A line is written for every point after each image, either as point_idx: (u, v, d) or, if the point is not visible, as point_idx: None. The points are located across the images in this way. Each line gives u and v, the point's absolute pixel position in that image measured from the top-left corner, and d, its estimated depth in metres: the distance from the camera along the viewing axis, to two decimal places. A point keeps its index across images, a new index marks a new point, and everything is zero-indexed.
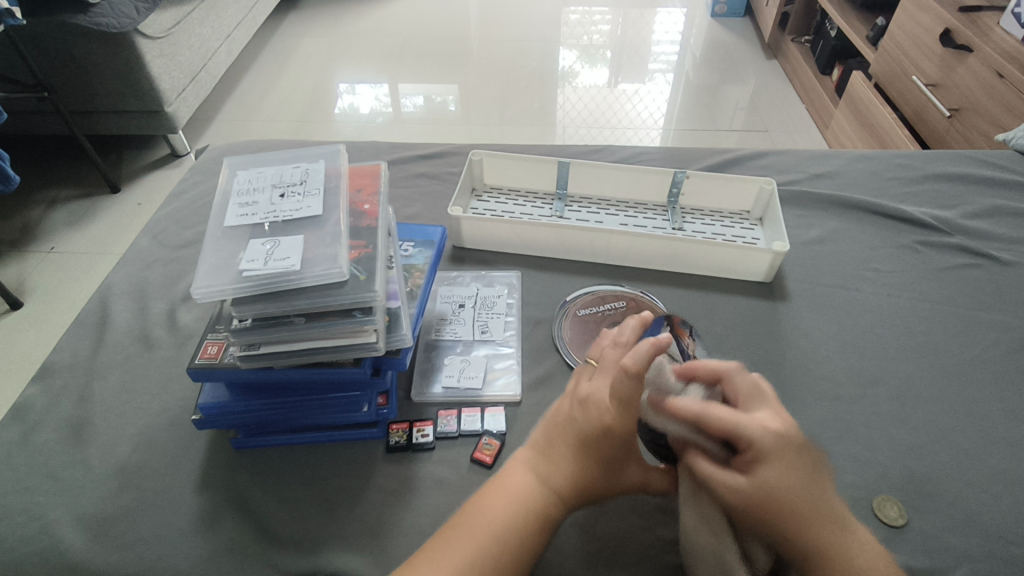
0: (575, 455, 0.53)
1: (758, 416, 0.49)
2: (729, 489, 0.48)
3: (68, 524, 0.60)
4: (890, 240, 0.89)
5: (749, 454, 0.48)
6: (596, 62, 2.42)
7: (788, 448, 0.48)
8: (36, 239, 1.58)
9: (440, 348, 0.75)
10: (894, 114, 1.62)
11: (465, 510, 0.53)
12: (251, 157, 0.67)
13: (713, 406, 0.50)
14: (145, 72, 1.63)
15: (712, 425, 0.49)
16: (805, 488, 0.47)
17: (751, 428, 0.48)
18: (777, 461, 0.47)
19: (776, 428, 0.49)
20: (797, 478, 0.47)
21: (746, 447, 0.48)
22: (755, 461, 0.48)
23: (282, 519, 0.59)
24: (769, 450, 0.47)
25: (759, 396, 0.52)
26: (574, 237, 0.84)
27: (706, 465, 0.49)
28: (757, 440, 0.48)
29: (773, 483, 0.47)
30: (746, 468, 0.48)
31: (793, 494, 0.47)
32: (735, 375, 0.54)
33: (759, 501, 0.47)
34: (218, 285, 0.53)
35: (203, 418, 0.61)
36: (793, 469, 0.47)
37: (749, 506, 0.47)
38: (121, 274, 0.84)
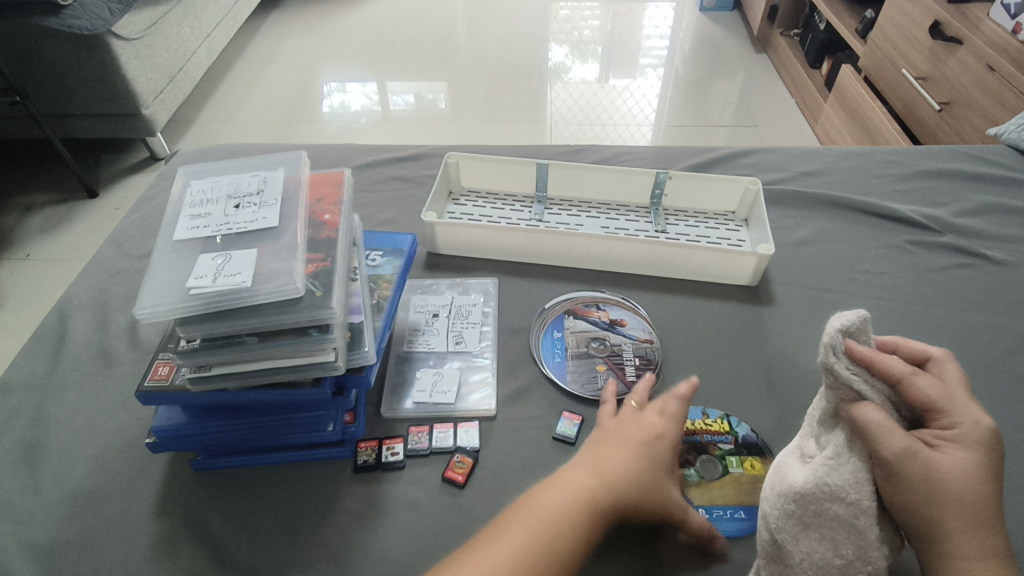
0: (632, 458, 0.54)
1: (971, 405, 0.48)
2: (919, 456, 0.46)
3: (16, 554, 0.56)
4: (879, 240, 0.87)
5: (942, 432, 0.47)
6: (586, 57, 2.38)
7: (985, 446, 0.46)
8: (11, 246, 1.54)
9: (413, 360, 0.72)
10: (884, 108, 1.59)
11: (527, 497, 0.52)
12: (208, 165, 0.64)
13: (920, 376, 0.48)
14: (120, 74, 1.59)
15: (918, 394, 0.48)
16: (988, 488, 0.45)
17: (963, 415, 0.47)
18: (972, 451, 0.46)
19: (988, 424, 0.47)
20: (988, 476, 0.46)
21: (945, 425, 0.47)
22: (945, 441, 0.47)
23: (244, 545, 0.56)
24: (968, 438, 0.46)
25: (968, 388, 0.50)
26: (552, 242, 0.81)
27: (875, 416, 0.47)
28: (963, 424, 0.47)
29: (958, 467, 0.45)
30: (933, 442, 0.47)
31: (977, 489, 0.45)
32: (947, 360, 0.52)
33: (934, 476, 0.45)
34: (163, 304, 0.49)
35: (158, 442, 0.58)
36: (984, 466, 0.46)
37: (931, 482, 0.45)
38: (82, 286, 0.81)
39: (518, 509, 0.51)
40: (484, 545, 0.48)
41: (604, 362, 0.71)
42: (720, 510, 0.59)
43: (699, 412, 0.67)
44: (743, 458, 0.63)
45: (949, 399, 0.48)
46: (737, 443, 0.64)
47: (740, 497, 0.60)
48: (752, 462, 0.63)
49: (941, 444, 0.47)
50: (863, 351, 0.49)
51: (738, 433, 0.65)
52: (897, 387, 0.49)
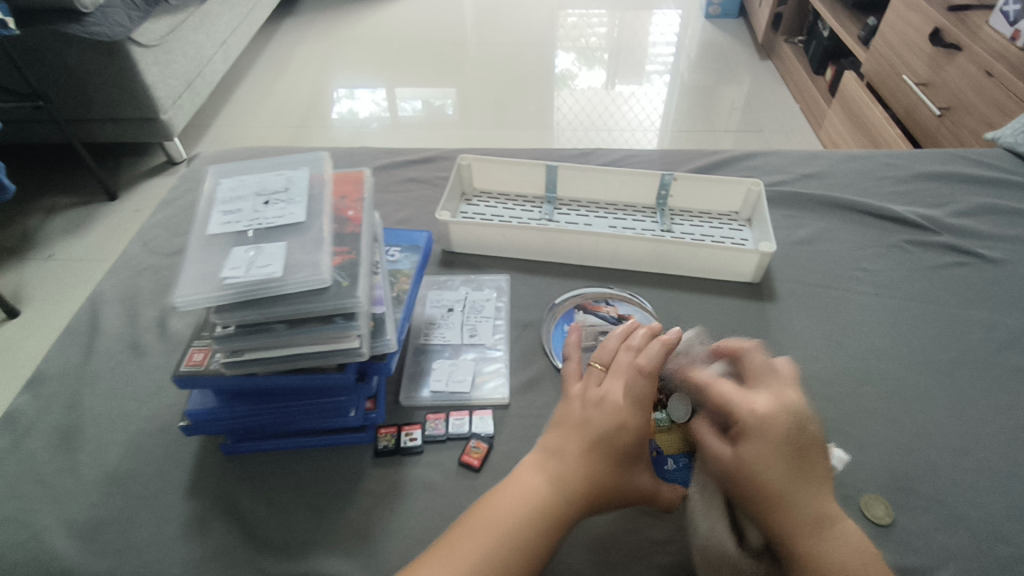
0: (599, 456, 0.53)
1: (752, 396, 0.52)
2: (717, 449, 0.51)
3: (58, 531, 0.60)
4: (878, 239, 0.90)
5: (736, 428, 0.51)
6: (593, 64, 2.42)
7: (775, 432, 0.49)
8: (34, 247, 1.59)
9: (430, 352, 0.75)
10: (886, 113, 1.62)
11: (481, 499, 0.52)
12: (237, 165, 0.68)
13: (720, 379, 0.55)
14: (140, 79, 1.63)
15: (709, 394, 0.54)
16: (785, 475, 0.48)
17: (737, 408, 0.51)
18: (757, 441, 0.49)
19: (763, 411, 0.50)
20: (782, 462, 0.48)
21: (735, 421, 0.51)
22: (741, 435, 0.50)
23: (273, 523, 0.60)
24: (751, 430, 0.50)
25: (772, 376, 0.54)
26: (562, 240, 0.84)
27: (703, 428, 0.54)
28: (742, 416, 0.51)
29: (749, 459, 0.49)
30: (733, 440, 0.51)
31: (770, 475, 0.48)
32: (751, 353, 0.56)
33: (735, 471, 0.49)
34: (199, 293, 0.53)
35: (191, 425, 0.62)
36: (773, 453, 0.48)
37: (729, 471, 0.49)
38: (112, 282, 0.84)
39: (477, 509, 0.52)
40: (433, 564, 0.48)
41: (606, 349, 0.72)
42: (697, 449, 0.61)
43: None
44: None
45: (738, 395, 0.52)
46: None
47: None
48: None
49: (736, 441, 0.50)
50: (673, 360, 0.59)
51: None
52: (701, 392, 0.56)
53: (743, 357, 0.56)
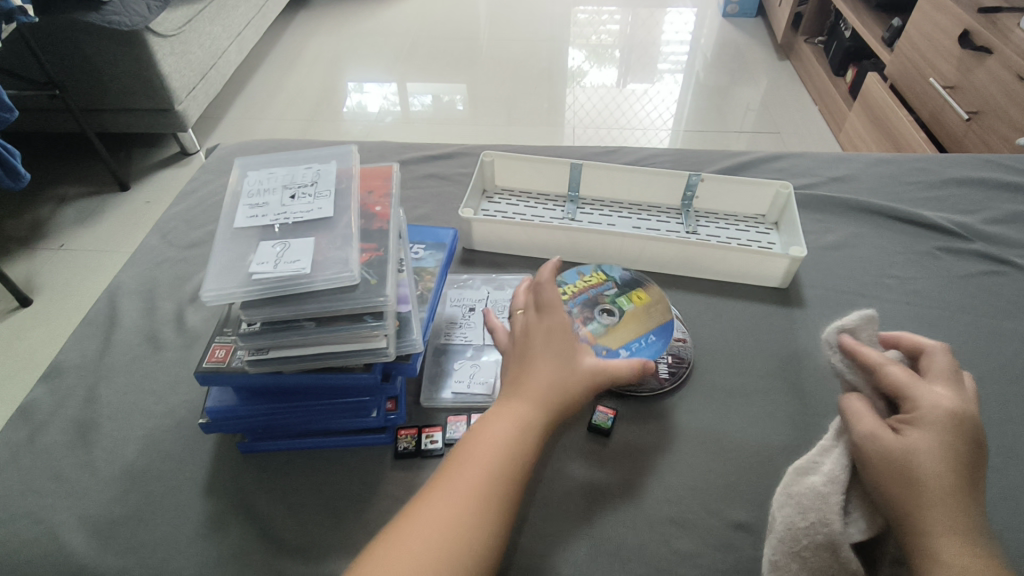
0: (554, 369, 0.57)
1: (933, 390, 0.51)
2: (873, 432, 0.50)
3: (74, 527, 0.59)
4: (909, 246, 0.87)
5: (906, 415, 0.50)
6: (605, 62, 2.40)
7: (955, 429, 0.48)
8: (46, 236, 1.58)
9: (450, 352, 0.74)
10: (910, 117, 1.59)
11: (464, 438, 0.53)
12: (263, 158, 0.66)
13: (893, 366, 0.54)
14: (155, 69, 1.62)
15: (886, 377, 0.53)
16: (955, 474, 0.47)
17: (924, 397, 0.50)
18: (934, 431, 0.48)
19: (948, 406, 0.49)
20: (949, 455, 0.47)
21: (910, 408, 0.50)
22: (913, 423, 0.49)
23: (290, 524, 0.59)
24: (928, 419, 0.49)
25: (951, 380, 0.53)
26: (586, 240, 0.83)
27: (860, 405, 0.53)
28: (921, 406, 0.50)
29: (920, 447, 0.48)
30: (898, 427, 0.50)
31: (936, 469, 0.47)
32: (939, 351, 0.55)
33: (891, 456, 0.48)
34: (227, 288, 0.52)
35: (210, 422, 0.60)
36: (949, 445, 0.48)
37: (887, 455, 0.48)
38: (129, 273, 0.83)
39: (467, 443, 0.52)
40: (420, 519, 0.47)
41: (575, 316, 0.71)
42: (635, 342, 0.69)
43: (576, 276, 0.77)
44: (627, 296, 0.74)
45: (916, 386, 0.51)
46: (618, 285, 0.76)
47: (645, 325, 0.71)
48: (637, 295, 0.74)
49: (906, 427, 0.49)
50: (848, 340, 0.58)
51: (614, 279, 0.77)
52: (876, 375, 0.54)
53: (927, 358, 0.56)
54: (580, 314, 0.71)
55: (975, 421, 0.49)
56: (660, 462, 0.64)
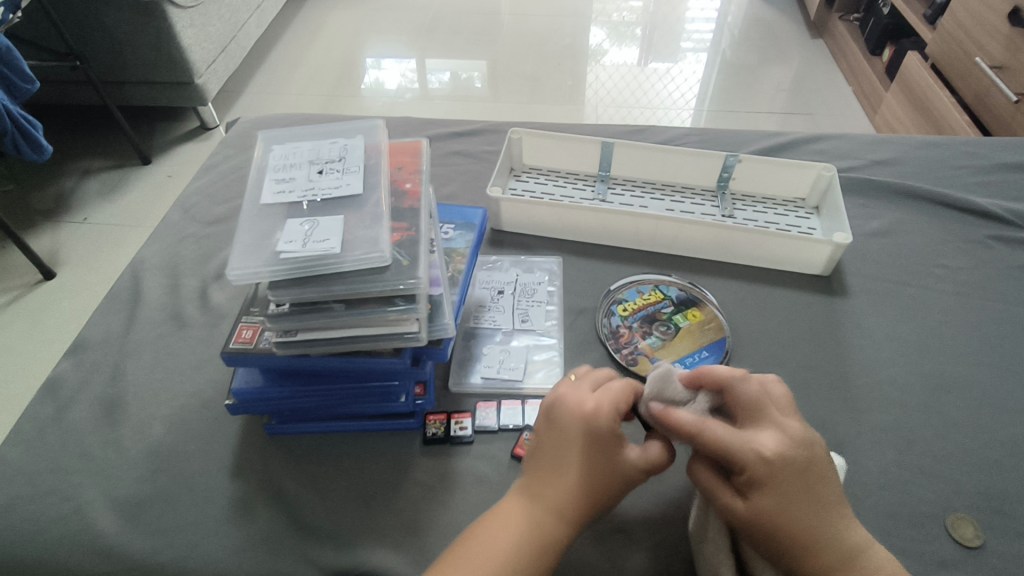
0: (587, 479, 0.50)
1: (755, 436, 0.47)
2: (728, 506, 0.47)
3: (100, 507, 0.58)
4: (958, 234, 0.83)
5: (744, 479, 0.47)
6: (625, 40, 2.33)
7: (788, 471, 0.46)
8: (69, 210, 1.58)
9: (480, 336, 0.72)
10: (953, 98, 1.53)
11: (469, 534, 0.50)
12: (289, 131, 0.64)
13: (710, 424, 0.48)
14: (175, 42, 1.60)
15: (706, 445, 0.47)
16: (815, 514, 0.46)
17: (745, 454, 0.46)
18: (773, 488, 0.46)
19: (770, 453, 0.46)
20: (797, 502, 0.46)
21: (741, 470, 0.47)
22: (752, 485, 0.46)
23: (319, 510, 0.57)
24: (762, 477, 0.46)
25: (763, 409, 0.49)
26: (619, 222, 0.80)
27: (707, 479, 0.49)
28: (750, 465, 0.46)
29: (767, 512, 0.45)
30: (745, 491, 0.47)
31: (794, 521, 0.45)
32: (739, 382, 0.50)
33: (752, 527, 0.46)
34: (254, 267, 0.50)
35: (236, 404, 0.59)
36: (790, 493, 0.46)
37: (747, 527, 0.46)
38: (152, 249, 0.82)
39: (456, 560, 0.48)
40: None
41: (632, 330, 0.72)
42: (690, 357, 0.69)
43: (635, 293, 0.76)
44: (685, 313, 0.74)
45: (734, 441, 0.47)
46: (675, 302, 0.75)
47: (699, 341, 0.71)
48: (693, 313, 0.74)
49: (751, 493, 0.46)
50: (657, 409, 0.51)
51: (672, 297, 0.76)
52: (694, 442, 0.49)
53: (732, 390, 0.50)
54: (638, 330, 0.72)
55: (803, 451, 0.47)
56: None
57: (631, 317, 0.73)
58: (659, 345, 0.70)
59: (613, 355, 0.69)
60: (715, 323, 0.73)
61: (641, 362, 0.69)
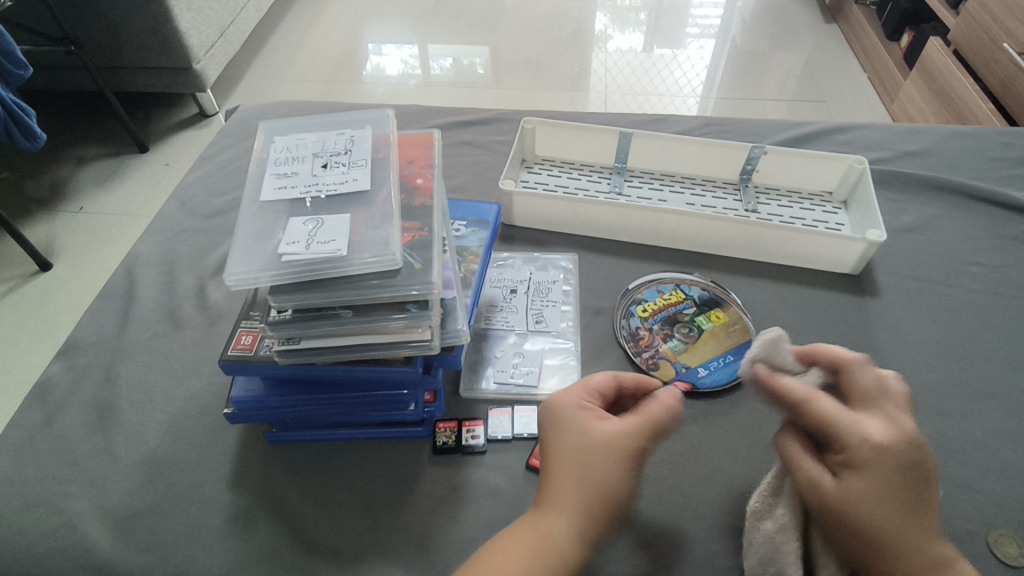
0: (604, 474, 0.47)
1: (862, 419, 0.45)
2: (812, 482, 0.45)
3: (92, 520, 0.55)
4: (993, 230, 0.79)
5: (841, 457, 0.44)
6: (629, 25, 2.26)
7: (893, 462, 0.43)
8: (64, 199, 1.54)
9: (491, 338, 0.68)
10: (976, 85, 1.48)
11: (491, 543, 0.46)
12: (290, 121, 0.60)
13: (819, 396, 0.46)
14: (172, 26, 1.55)
15: (809, 415, 0.46)
16: (906, 513, 0.42)
17: (851, 430, 0.44)
18: (873, 473, 0.42)
19: (878, 439, 0.43)
20: (892, 498, 0.42)
21: (840, 448, 0.44)
22: (846, 464, 0.44)
23: (322, 524, 0.54)
24: (863, 458, 0.43)
25: (880, 396, 0.46)
26: (639, 217, 0.75)
27: (796, 450, 0.47)
28: (850, 444, 0.44)
29: (859, 495, 0.42)
30: (837, 469, 0.44)
31: (882, 515, 0.42)
32: (858, 368, 0.49)
33: (832, 510, 0.43)
34: (255, 270, 0.46)
35: (235, 413, 0.56)
36: (890, 483, 0.42)
37: (827, 509, 0.43)
38: (147, 244, 0.78)
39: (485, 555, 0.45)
40: None
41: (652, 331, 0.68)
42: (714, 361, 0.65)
43: (655, 292, 0.72)
44: (709, 314, 0.70)
45: (843, 416, 0.45)
46: (697, 302, 0.71)
47: (724, 344, 0.67)
48: (716, 314, 0.70)
49: (842, 472, 0.44)
50: (764, 371, 0.51)
51: (694, 297, 0.72)
52: (795, 409, 0.47)
53: (849, 374, 0.49)
54: (659, 332, 0.68)
55: (914, 445, 0.43)
56: (725, 466, 0.58)
57: (651, 319, 0.70)
58: (681, 347, 0.67)
59: (632, 360, 0.66)
60: (740, 324, 0.69)
61: (662, 366, 0.65)
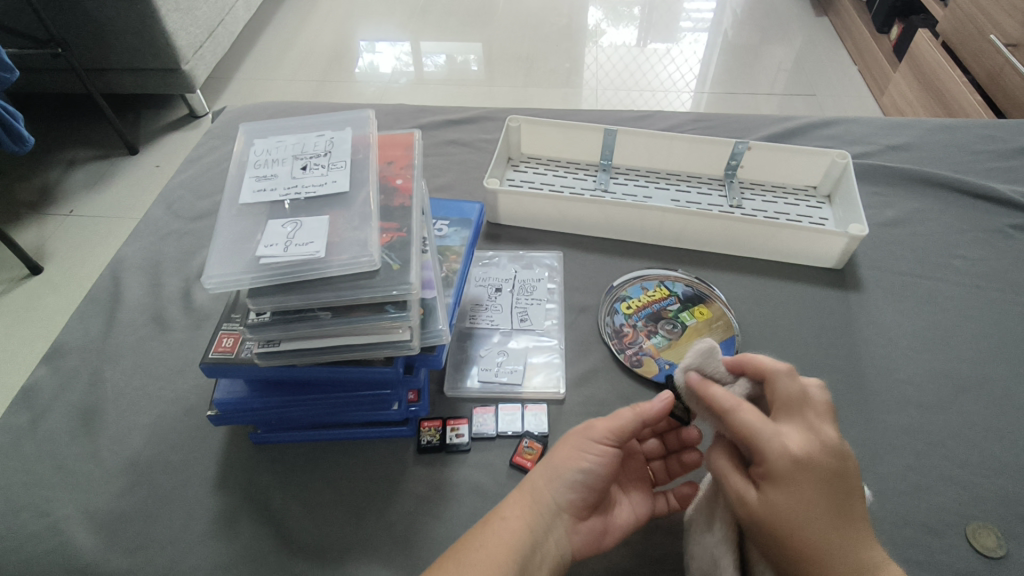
0: (566, 461, 0.50)
1: (781, 430, 0.45)
2: (739, 495, 0.46)
3: (78, 522, 0.55)
4: (976, 223, 0.80)
5: (761, 469, 0.45)
6: (623, 19, 2.26)
7: (810, 474, 0.43)
8: (54, 202, 1.54)
9: (476, 337, 0.68)
10: (964, 78, 1.48)
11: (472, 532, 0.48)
12: (271, 123, 0.60)
13: (743, 408, 0.46)
14: (160, 27, 1.54)
15: (734, 427, 0.46)
16: (828, 523, 0.43)
17: (770, 445, 0.44)
18: (789, 486, 0.43)
19: (795, 450, 0.44)
20: (812, 509, 0.43)
21: (761, 461, 0.45)
22: (767, 476, 0.44)
23: (306, 524, 0.54)
24: (781, 472, 0.44)
25: (801, 406, 0.47)
26: (622, 215, 0.76)
27: (725, 465, 0.48)
28: (770, 458, 0.44)
29: (780, 507, 0.43)
30: (760, 482, 0.45)
31: (803, 526, 0.43)
32: (781, 378, 0.48)
33: (759, 522, 0.44)
34: (233, 273, 0.46)
35: (219, 415, 0.56)
36: (807, 494, 0.43)
37: (755, 520, 0.45)
38: (133, 246, 0.78)
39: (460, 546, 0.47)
40: None
41: (634, 329, 0.69)
42: None
43: (639, 290, 0.73)
44: (693, 310, 0.70)
45: (760, 430, 0.45)
46: (681, 299, 0.72)
47: (707, 340, 0.68)
48: (700, 310, 0.70)
49: (763, 486, 0.45)
50: (694, 380, 0.50)
51: (678, 293, 0.72)
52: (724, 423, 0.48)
53: (774, 385, 0.49)
54: (643, 329, 0.69)
55: (832, 454, 0.44)
56: None
57: (636, 315, 0.70)
58: (665, 344, 0.67)
59: (616, 356, 0.66)
60: (724, 320, 0.69)
61: (646, 362, 0.65)
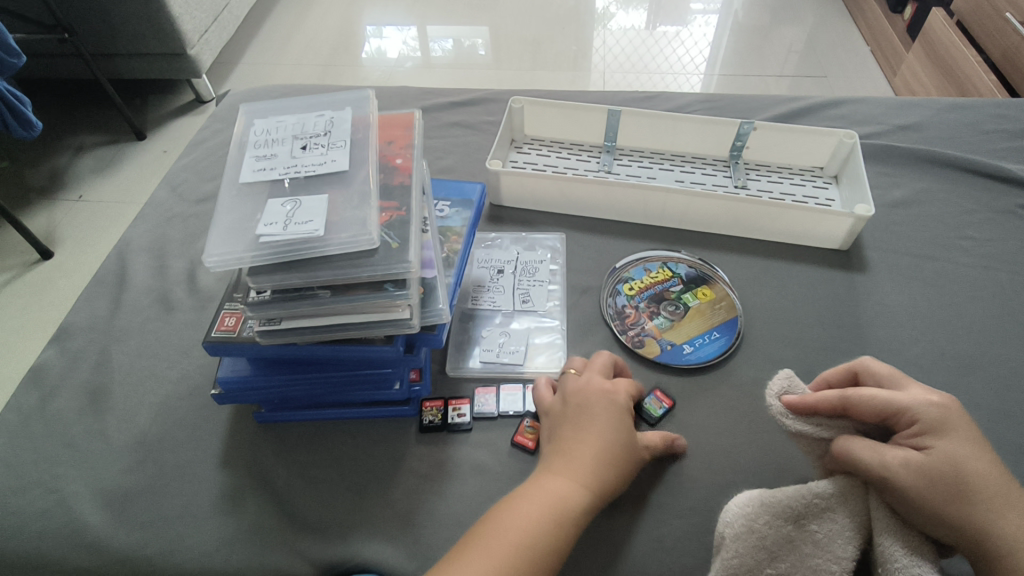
0: (613, 447, 0.51)
1: (910, 391, 0.48)
2: (903, 461, 0.45)
3: (87, 499, 0.56)
4: (986, 203, 0.78)
5: (913, 429, 0.46)
6: (632, 2, 2.22)
7: (957, 417, 0.46)
8: (64, 187, 1.55)
9: (479, 318, 0.69)
10: (978, 57, 1.46)
11: (553, 527, 0.45)
12: (271, 103, 0.60)
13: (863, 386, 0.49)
14: (165, 11, 1.54)
15: (866, 402, 0.48)
16: (991, 463, 0.44)
17: (911, 401, 0.47)
18: (948, 431, 0.45)
19: (935, 399, 0.47)
20: (973, 450, 0.45)
21: (907, 423, 0.46)
22: (923, 432, 0.46)
23: (311, 501, 0.55)
24: (935, 423, 0.45)
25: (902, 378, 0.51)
26: (626, 196, 0.75)
27: (868, 444, 0.47)
28: (918, 412, 0.46)
29: (952, 454, 0.44)
30: (917, 442, 0.46)
31: (977, 468, 0.44)
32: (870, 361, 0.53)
33: (934, 480, 0.43)
34: (233, 252, 0.47)
35: (223, 394, 0.57)
36: (968, 437, 0.45)
37: (931, 480, 0.43)
38: (139, 229, 0.79)
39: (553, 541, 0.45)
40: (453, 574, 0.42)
41: (635, 310, 0.69)
42: (699, 338, 0.66)
43: (642, 271, 0.73)
44: (695, 291, 0.70)
45: (894, 393, 0.48)
46: (684, 281, 0.71)
47: (710, 322, 0.67)
48: (703, 291, 0.70)
49: (926, 442, 0.45)
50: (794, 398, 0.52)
51: (681, 275, 0.72)
52: (849, 406, 0.49)
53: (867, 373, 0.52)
54: (645, 310, 0.69)
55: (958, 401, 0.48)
56: (709, 441, 0.59)
57: (638, 297, 0.70)
58: (665, 326, 0.67)
59: (618, 337, 0.66)
60: (728, 301, 0.69)
61: (647, 343, 0.66)
